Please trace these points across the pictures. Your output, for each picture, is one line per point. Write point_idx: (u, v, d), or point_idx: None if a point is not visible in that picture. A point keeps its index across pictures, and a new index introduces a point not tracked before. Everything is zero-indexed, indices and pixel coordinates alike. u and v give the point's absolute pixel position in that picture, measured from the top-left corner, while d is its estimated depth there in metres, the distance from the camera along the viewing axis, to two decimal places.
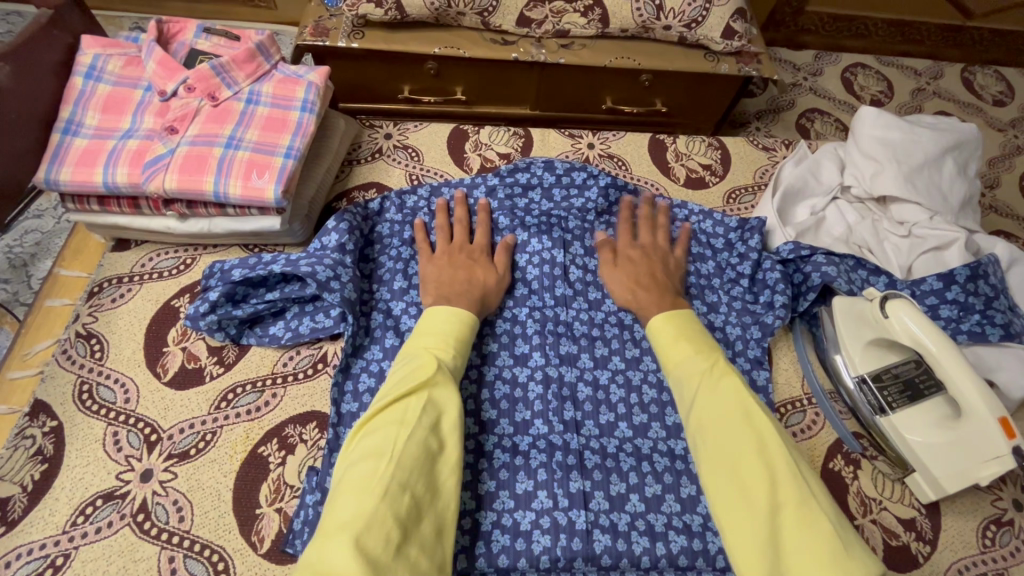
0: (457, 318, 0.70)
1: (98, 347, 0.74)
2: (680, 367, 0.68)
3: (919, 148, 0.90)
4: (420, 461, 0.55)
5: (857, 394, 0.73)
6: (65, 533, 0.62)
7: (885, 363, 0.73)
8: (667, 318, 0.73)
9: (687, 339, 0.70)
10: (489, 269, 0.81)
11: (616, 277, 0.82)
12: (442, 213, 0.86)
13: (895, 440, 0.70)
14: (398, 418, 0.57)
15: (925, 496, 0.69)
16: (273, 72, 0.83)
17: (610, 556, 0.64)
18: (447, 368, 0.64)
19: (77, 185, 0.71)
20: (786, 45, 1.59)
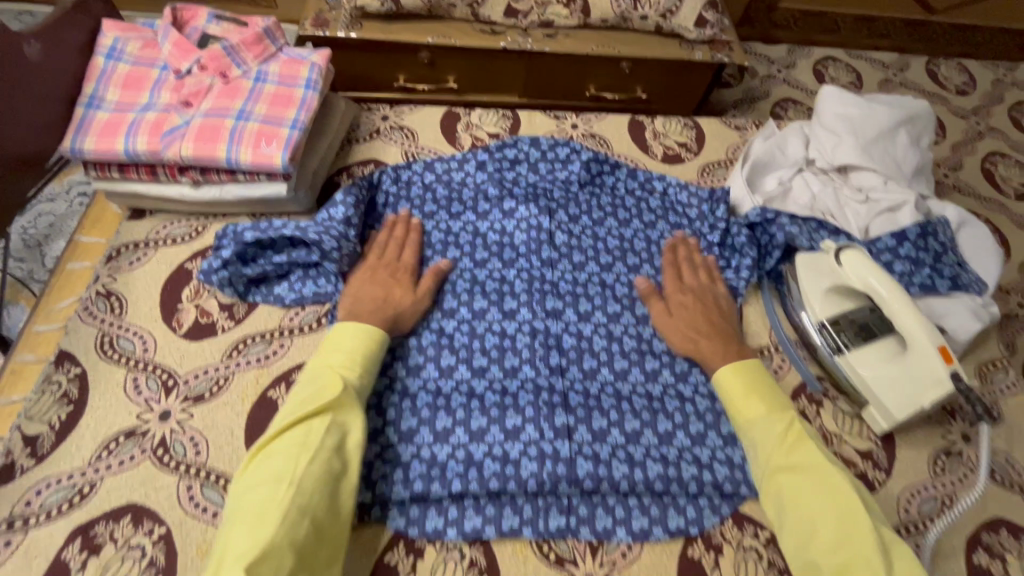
0: (367, 333, 0.73)
1: (117, 304, 0.80)
2: (753, 424, 0.71)
3: (875, 122, 0.97)
4: (321, 482, 0.60)
5: (818, 338, 0.80)
6: (91, 465, 0.68)
7: (842, 309, 0.79)
8: (734, 369, 0.75)
9: (760, 393, 0.73)
10: (409, 289, 0.81)
11: (672, 324, 0.82)
12: (385, 229, 0.88)
13: (851, 376, 0.76)
14: (298, 441, 0.62)
15: (879, 427, 0.76)
16: (278, 54, 0.90)
17: (592, 480, 0.70)
18: (352, 388, 0.68)
19: (99, 153, 0.78)
20: (761, 40, 1.69)
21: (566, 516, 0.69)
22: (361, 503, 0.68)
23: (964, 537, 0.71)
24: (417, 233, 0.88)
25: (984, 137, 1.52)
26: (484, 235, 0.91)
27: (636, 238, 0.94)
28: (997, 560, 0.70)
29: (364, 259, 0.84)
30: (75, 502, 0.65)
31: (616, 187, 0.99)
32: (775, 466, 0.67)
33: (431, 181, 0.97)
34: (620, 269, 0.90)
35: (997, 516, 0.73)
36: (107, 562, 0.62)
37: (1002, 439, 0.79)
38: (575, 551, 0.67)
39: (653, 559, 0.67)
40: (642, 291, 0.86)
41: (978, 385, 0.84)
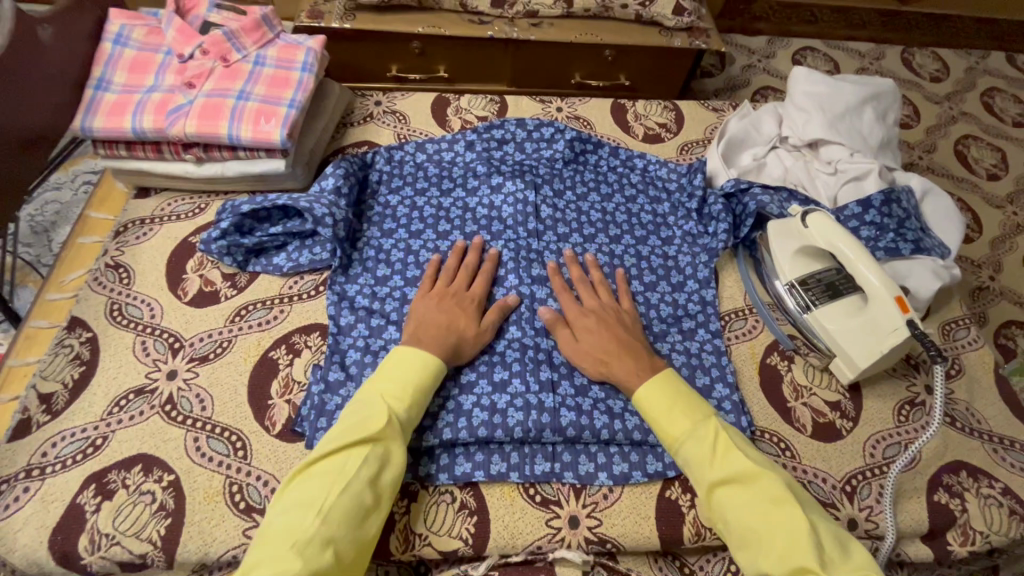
0: (424, 365, 0.71)
1: (125, 275, 0.85)
2: (681, 440, 0.68)
3: (841, 99, 1.03)
4: (350, 514, 0.60)
5: (787, 297, 0.85)
6: (103, 420, 0.72)
7: (811, 270, 0.84)
8: (653, 384, 0.72)
9: (680, 405, 0.70)
10: (473, 319, 0.79)
11: (582, 349, 0.78)
12: (455, 254, 0.87)
13: (818, 330, 0.81)
14: (337, 469, 0.62)
15: (845, 377, 0.80)
16: (276, 40, 0.95)
17: (574, 429, 0.74)
18: (397, 421, 0.67)
19: (109, 132, 0.83)
20: (742, 32, 1.75)
21: (551, 463, 0.73)
22: None
23: (925, 478, 0.76)
24: (493, 261, 0.87)
25: (957, 121, 1.57)
26: (473, 210, 0.96)
27: (618, 211, 0.98)
28: (956, 498, 0.75)
29: (430, 283, 0.83)
30: (88, 452, 0.70)
31: (599, 165, 1.04)
32: (707, 478, 0.65)
33: (423, 160, 1.02)
34: (603, 239, 0.94)
35: (957, 459, 0.77)
36: (119, 507, 0.66)
37: (964, 390, 0.84)
38: (559, 493, 0.72)
39: (633, 500, 0.72)
40: (547, 321, 0.81)
41: (940, 341, 0.88)
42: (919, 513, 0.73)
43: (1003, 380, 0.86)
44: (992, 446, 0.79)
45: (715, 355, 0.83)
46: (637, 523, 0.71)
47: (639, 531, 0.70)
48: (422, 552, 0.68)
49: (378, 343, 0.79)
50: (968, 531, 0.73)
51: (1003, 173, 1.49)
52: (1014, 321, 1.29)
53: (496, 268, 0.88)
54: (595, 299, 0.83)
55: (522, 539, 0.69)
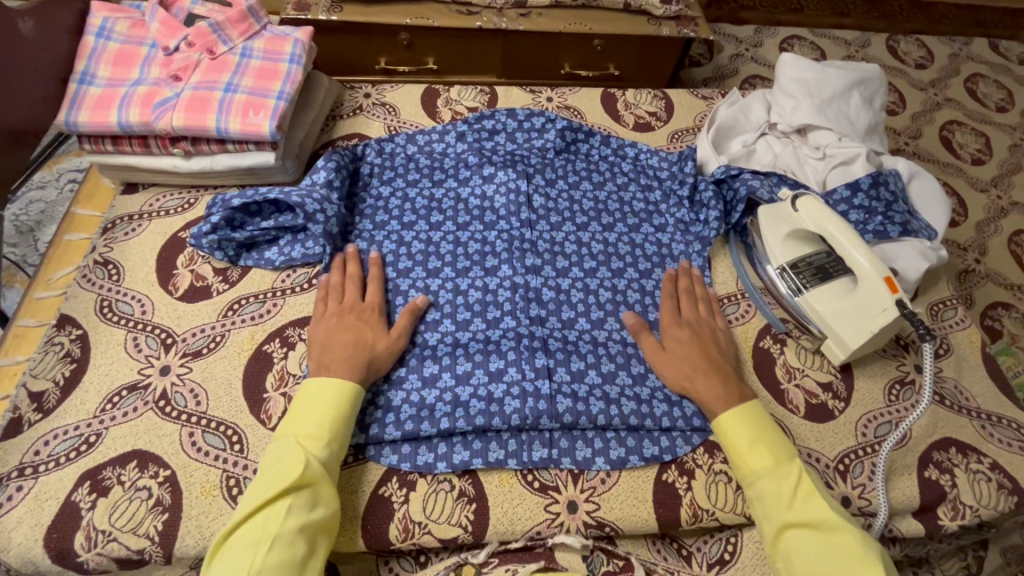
0: (337, 394, 0.69)
1: (114, 271, 0.84)
2: (760, 474, 0.68)
3: (829, 84, 1.04)
4: (284, 567, 0.58)
5: (780, 281, 0.86)
6: (97, 417, 0.72)
7: (801, 254, 0.85)
8: (734, 415, 0.71)
9: (764, 441, 0.69)
10: (380, 330, 0.77)
11: (664, 360, 0.78)
12: (336, 270, 0.83)
13: (810, 313, 0.82)
14: (261, 528, 0.59)
15: (837, 358, 0.81)
16: (263, 32, 0.94)
17: (571, 415, 0.75)
18: (317, 462, 0.65)
19: (94, 126, 0.82)
20: (729, 21, 1.75)
21: (549, 449, 0.74)
22: (355, 444, 0.72)
23: (916, 455, 0.77)
24: (378, 265, 0.84)
25: (941, 107, 1.59)
26: (465, 201, 0.95)
27: (610, 199, 0.98)
28: (946, 474, 0.76)
29: (324, 306, 0.79)
30: (82, 450, 0.69)
31: (590, 154, 1.04)
32: (780, 518, 0.65)
33: (414, 152, 1.01)
34: (595, 228, 0.94)
35: (946, 436, 0.79)
36: (115, 503, 0.66)
37: (952, 369, 0.85)
38: (557, 479, 0.72)
39: (630, 484, 0.73)
40: (632, 327, 0.81)
41: (929, 322, 0.90)
42: (910, 489, 0.75)
43: (990, 359, 0.88)
44: (980, 422, 0.80)
45: None
46: (634, 507, 0.71)
47: (636, 514, 0.71)
48: (421, 540, 0.68)
49: None
50: (958, 506, 0.74)
51: (987, 157, 1.51)
52: (1000, 302, 1.31)
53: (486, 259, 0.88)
54: (688, 310, 0.83)
55: (521, 525, 0.70)
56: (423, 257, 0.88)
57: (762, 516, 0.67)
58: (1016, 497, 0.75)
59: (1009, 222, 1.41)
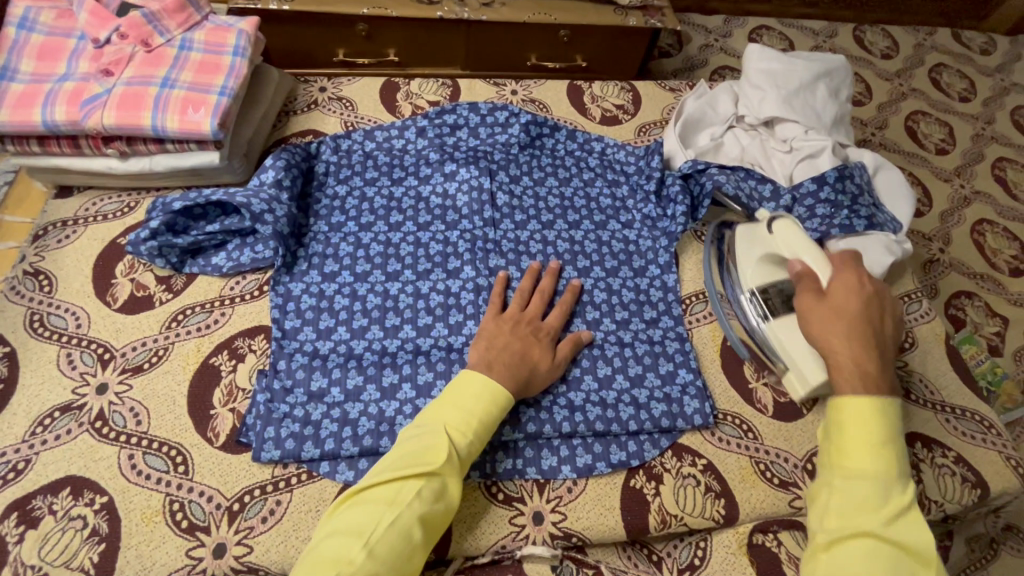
0: (491, 395, 0.64)
1: (46, 282, 0.78)
2: (857, 475, 0.57)
3: (795, 76, 1.02)
4: (396, 550, 0.54)
5: (748, 305, 0.81)
6: (25, 441, 0.67)
7: (773, 279, 0.79)
8: (873, 400, 0.60)
9: (887, 446, 0.58)
10: (547, 351, 0.73)
11: (817, 308, 0.68)
12: (530, 278, 0.81)
13: (775, 342, 0.77)
14: (388, 497, 0.56)
15: (798, 393, 0.76)
16: (204, 22, 0.89)
17: (535, 424, 0.72)
18: (458, 457, 0.61)
19: (17, 125, 0.77)
20: (698, 11, 1.73)
21: (514, 459, 0.71)
22: (308, 459, 0.68)
23: None
24: (573, 294, 0.81)
25: (907, 98, 1.60)
26: (426, 199, 0.91)
27: (577, 195, 0.96)
28: (912, 469, 0.76)
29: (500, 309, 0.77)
30: (9, 478, 0.64)
31: (556, 149, 1.01)
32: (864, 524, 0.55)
33: (372, 149, 0.97)
34: (561, 226, 0.91)
35: (911, 430, 0.79)
36: (47, 535, 0.61)
37: (916, 362, 0.85)
38: (522, 489, 0.70)
39: (597, 491, 0.71)
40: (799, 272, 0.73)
41: None
42: None
43: (953, 350, 0.88)
44: (944, 415, 0.81)
45: (677, 341, 0.82)
46: (602, 515, 0.69)
47: (603, 523, 0.69)
48: None
49: (327, 347, 0.76)
50: (924, 501, 0.74)
51: (950, 147, 1.52)
52: (962, 291, 1.33)
53: (448, 261, 0.84)
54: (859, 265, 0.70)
55: (485, 539, 0.67)
56: (381, 260, 0.84)
57: (834, 512, 0.56)
58: (979, 490, 0.75)
59: (972, 211, 1.43)
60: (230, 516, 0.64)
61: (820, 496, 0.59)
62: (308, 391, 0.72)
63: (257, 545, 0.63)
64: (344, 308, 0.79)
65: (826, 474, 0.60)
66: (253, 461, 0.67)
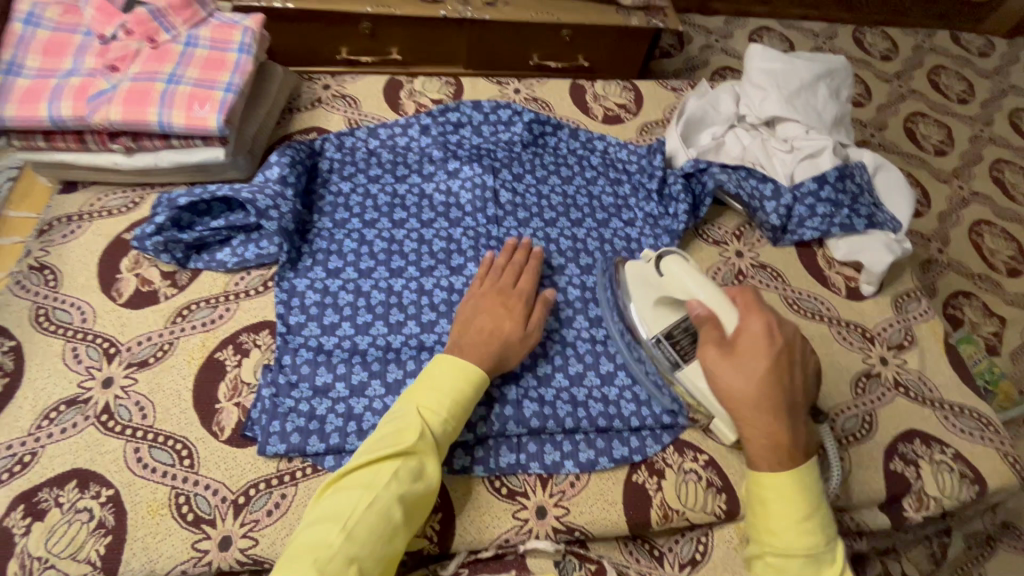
0: (462, 375, 0.65)
1: (51, 277, 0.78)
2: (786, 552, 0.58)
3: (796, 76, 1.03)
4: (376, 531, 0.54)
5: (658, 352, 0.74)
6: (31, 435, 0.67)
7: (671, 321, 0.73)
8: (791, 475, 0.59)
9: (814, 519, 0.58)
10: (518, 321, 0.73)
11: (727, 366, 0.62)
12: (504, 253, 0.81)
13: (694, 390, 0.71)
14: (365, 480, 0.57)
15: (728, 437, 0.71)
16: (209, 19, 0.89)
17: (538, 419, 0.73)
18: (432, 437, 0.61)
19: (22, 120, 0.77)
20: (699, 12, 1.74)
21: (517, 454, 0.72)
22: (313, 453, 0.68)
23: (881, 448, 0.77)
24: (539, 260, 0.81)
25: (906, 99, 1.61)
26: (430, 197, 0.92)
27: (579, 193, 0.96)
28: (911, 466, 0.76)
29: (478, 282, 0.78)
30: (15, 471, 0.64)
31: (559, 147, 1.02)
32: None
33: (375, 146, 0.97)
34: (564, 224, 0.92)
35: (911, 428, 0.79)
36: (53, 527, 0.62)
37: (915, 360, 0.86)
38: (526, 484, 0.71)
39: (600, 487, 0.71)
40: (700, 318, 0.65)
41: (893, 313, 0.91)
42: (876, 482, 0.75)
43: (952, 349, 0.89)
44: (943, 413, 0.81)
45: None
46: (605, 510, 0.70)
47: (606, 518, 0.70)
48: None
49: (332, 342, 0.76)
50: (923, 497, 0.75)
51: (949, 148, 1.53)
52: (961, 291, 1.34)
53: (451, 257, 0.85)
54: (765, 314, 0.63)
55: (489, 533, 0.68)
56: (384, 256, 0.84)
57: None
58: (977, 486, 0.76)
59: (970, 212, 1.44)
60: (235, 509, 0.65)
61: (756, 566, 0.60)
62: (313, 385, 0.72)
63: (262, 538, 0.63)
64: (348, 303, 0.79)
65: (756, 546, 0.60)
66: (259, 455, 0.68)
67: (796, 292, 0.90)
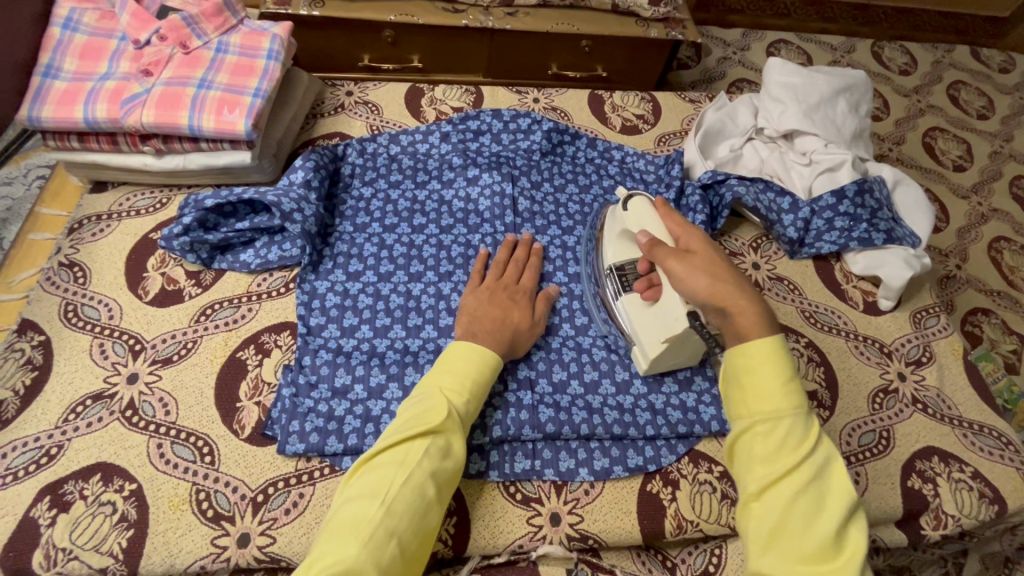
0: (480, 358, 0.67)
1: (80, 274, 0.80)
2: (770, 414, 0.55)
3: (815, 89, 1.04)
4: (413, 507, 0.55)
5: (606, 282, 0.81)
6: (58, 428, 0.68)
7: (630, 254, 0.80)
8: (771, 340, 0.58)
9: (793, 384, 0.56)
10: (526, 312, 0.77)
11: (688, 269, 0.66)
12: (504, 249, 0.84)
13: (625, 315, 0.77)
14: (398, 458, 0.57)
15: (642, 367, 0.77)
16: (239, 26, 0.92)
17: (553, 425, 0.73)
18: (457, 415, 0.62)
19: (58, 122, 0.79)
20: (717, 25, 1.75)
21: (532, 460, 0.72)
22: (331, 453, 0.69)
23: (898, 464, 0.77)
24: (538, 255, 0.85)
25: (925, 114, 1.60)
26: (449, 203, 0.93)
27: (596, 202, 0.97)
28: (929, 483, 0.76)
29: (480, 279, 0.80)
30: (42, 463, 0.66)
31: (577, 157, 1.03)
32: (785, 463, 0.53)
33: (396, 152, 0.99)
34: (581, 232, 0.92)
35: (928, 445, 0.79)
36: (77, 519, 0.63)
37: (934, 376, 0.85)
38: (540, 491, 0.71)
39: (613, 495, 0.71)
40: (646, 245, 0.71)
41: (911, 329, 0.90)
42: (894, 499, 0.74)
43: (972, 366, 0.88)
44: (962, 430, 0.81)
45: None
46: (619, 519, 0.70)
47: (620, 527, 0.70)
48: None
49: (351, 344, 0.77)
50: (940, 515, 0.74)
51: (968, 164, 1.53)
52: (979, 308, 1.33)
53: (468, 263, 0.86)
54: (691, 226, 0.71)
55: (503, 537, 0.68)
56: (404, 261, 0.85)
57: (758, 460, 0.54)
58: (997, 506, 0.75)
59: (989, 229, 1.42)
60: (254, 506, 0.66)
61: (742, 441, 0.57)
62: (332, 386, 0.73)
63: (280, 537, 0.64)
64: (367, 306, 0.80)
65: (742, 420, 0.57)
66: (279, 454, 0.69)
67: (812, 305, 0.90)
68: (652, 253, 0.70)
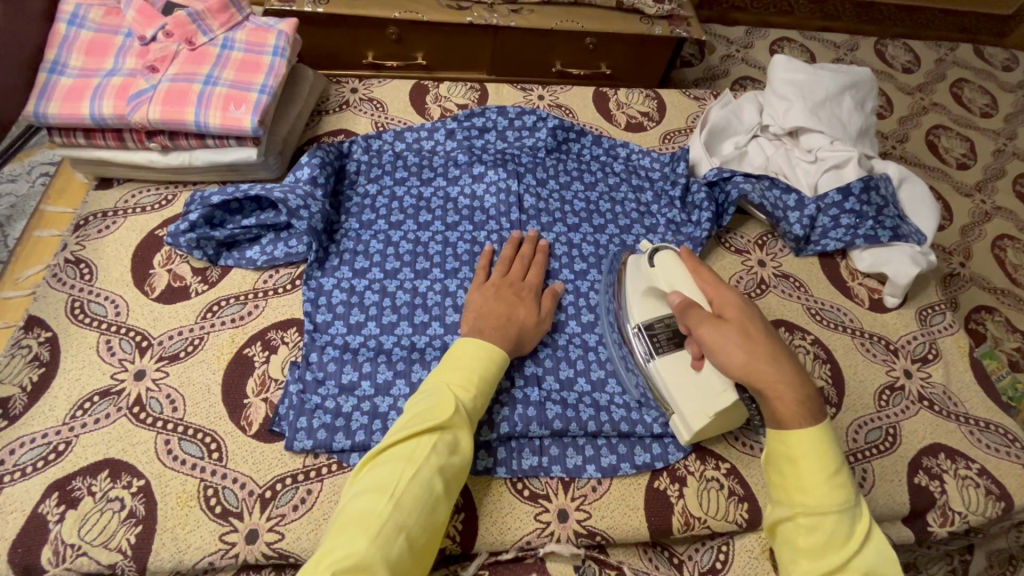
0: (487, 354, 0.67)
1: (86, 270, 0.80)
2: (814, 509, 0.53)
3: (820, 87, 1.04)
4: (422, 501, 0.55)
5: (634, 341, 0.75)
6: (65, 424, 0.68)
7: (659, 312, 0.74)
8: (814, 430, 0.56)
9: (840, 475, 0.54)
10: (533, 309, 0.77)
11: (726, 341, 0.61)
12: (510, 245, 0.84)
13: (659, 382, 0.72)
14: (406, 453, 0.57)
15: (683, 437, 0.71)
16: (245, 23, 0.91)
17: (560, 421, 0.73)
18: (464, 411, 0.62)
19: (63, 118, 0.79)
20: (720, 22, 1.75)
21: (539, 457, 0.72)
22: (339, 450, 0.69)
23: (904, 461, 0.77)
24: (545, 252, 0.85)
25: (928, 112, 1.60)
26: (454, 200, 0.93)
27: (602, 199, 0.97)
28: (935, 480, 0.76)
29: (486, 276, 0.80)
30: (50, 459, 0.66)
31: (582, 154, 1.02)
32: (830, 560, 0.52)
33: (401, 149, 0.99)
34: (587, 229, 0.92)
35: (935, 442, 0.79)
36: (85, 515, 0.63)
37: (940, 373, 0.86)
38: (547, 487, 0.71)
39: (621, 491, 0.71)
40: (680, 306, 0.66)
41: (917, 326, 0.90)
42: (900, 495, 0.74)
43: (978, 363, 0.88)
44: (968, 427, 0.81)
45: None
46: (626, 515, 0.70)
47: (627, 523, 0.70)
48: None
49: (358, 340, 0.77)
50: (947, 512, 0.74)
51: (971, 162, 1.52)
52: (982, 306, 1.33)
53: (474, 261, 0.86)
54: (723, 283, 0.67)
55: (511, 534, 0.68)
56: (410, 258, 0.85)
57: (803, 554, 0.53)
58: (1004, 502, 0.75)
59: (992, 227, 1.42)
60: (262, 502, 0.66)
61: (783, 529, 0.56)
62: (339, 383, 0.73)
63: (288, 533, 0.64)
64: (374, 303, 0.80)
65: (785, 508, 0.55)
66: (287, 450, 0.69)
67: (818, 302, 0.90)
68: (686, 317, 0.65)
